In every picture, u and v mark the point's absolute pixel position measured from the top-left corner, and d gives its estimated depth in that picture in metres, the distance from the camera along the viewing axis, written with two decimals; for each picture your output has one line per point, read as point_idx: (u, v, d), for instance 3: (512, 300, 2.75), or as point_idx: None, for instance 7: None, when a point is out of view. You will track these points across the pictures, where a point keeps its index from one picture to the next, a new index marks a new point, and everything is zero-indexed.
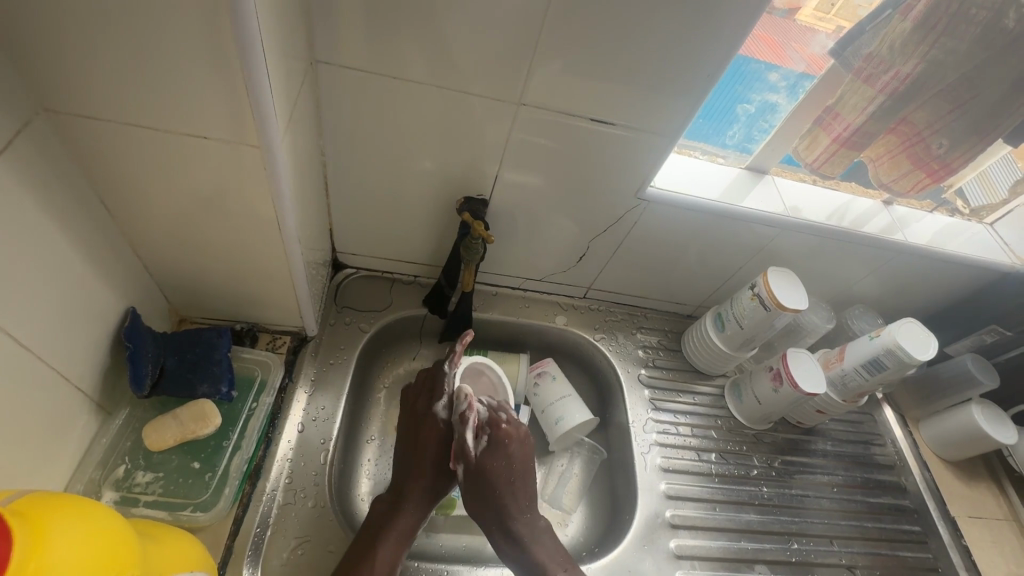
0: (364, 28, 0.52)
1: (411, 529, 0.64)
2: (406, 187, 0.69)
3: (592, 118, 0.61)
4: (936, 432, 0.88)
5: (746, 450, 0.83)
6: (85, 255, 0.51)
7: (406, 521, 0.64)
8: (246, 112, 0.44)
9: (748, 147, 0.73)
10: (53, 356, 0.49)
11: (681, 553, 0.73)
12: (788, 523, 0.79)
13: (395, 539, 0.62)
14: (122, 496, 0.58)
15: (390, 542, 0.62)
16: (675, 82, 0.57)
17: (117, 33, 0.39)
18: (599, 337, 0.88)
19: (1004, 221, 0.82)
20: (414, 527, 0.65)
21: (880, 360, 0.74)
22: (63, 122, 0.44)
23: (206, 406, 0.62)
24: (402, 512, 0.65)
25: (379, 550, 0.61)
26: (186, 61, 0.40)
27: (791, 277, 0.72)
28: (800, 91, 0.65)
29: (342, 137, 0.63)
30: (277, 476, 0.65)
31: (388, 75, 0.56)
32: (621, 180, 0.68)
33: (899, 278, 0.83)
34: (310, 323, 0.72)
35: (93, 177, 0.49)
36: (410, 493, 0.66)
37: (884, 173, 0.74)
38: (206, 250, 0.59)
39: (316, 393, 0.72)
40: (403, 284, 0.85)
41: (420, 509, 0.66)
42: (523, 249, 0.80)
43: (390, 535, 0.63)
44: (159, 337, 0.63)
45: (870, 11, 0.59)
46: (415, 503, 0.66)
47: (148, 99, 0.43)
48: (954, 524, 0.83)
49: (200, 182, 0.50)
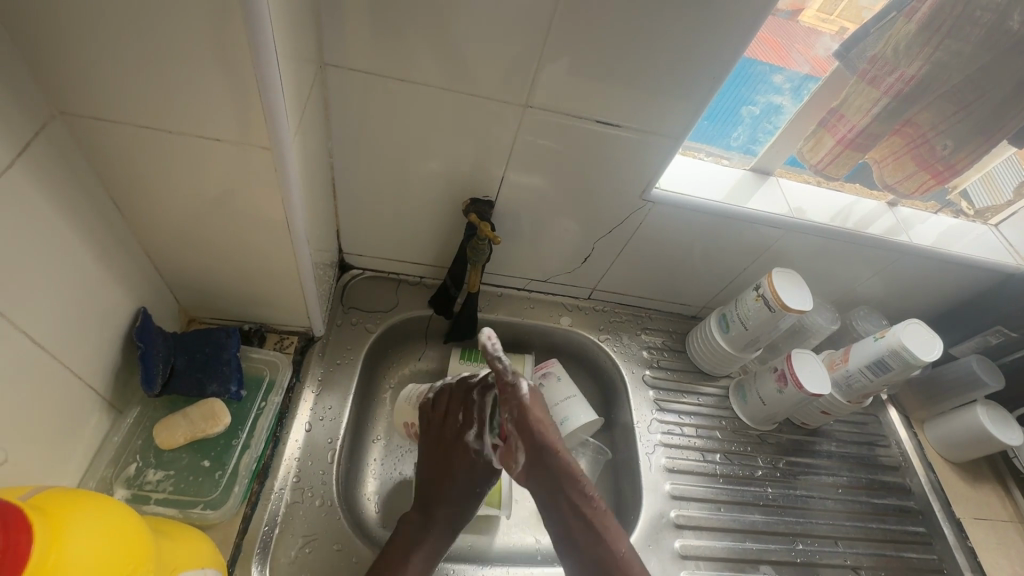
0: (372, 31, 0.53)
1: (440, 542, 0.65)
2: (412, 189, 0.70)
3: (597, 119, 0.61)
4: (941, 433, 0.87)
5: (750, 450, 0.83)
6: (98, 256, 0.52)
7: (439, 532, 0.66)
8: (257, 114, 0.44)
9: (753, 148, 0.74)
10: (66, 355, 0.50)
11: (686, 554, 0.73)
12: (793, 524, 0.79)
13: (423, 553, 0.63)
14: (133, 493, 0.58)
15: (415, 559, 0.62)
16: (679, 84, 0.57)
17: (131, 38, 0.39)
18: (604, 338, 0.89)
19: (1009, 222, 0.82)
20: (446, 538, 0.66)
21: (885, 361, 0.74)
22: (78, 124, 0.45)
23: (216, 404, 0.63)
24: (429, 527, 0.66)
25: (409, 564, 0.61)
26: (200, 65, 0.41)
27: (795, 278, 0.72)
28: (804, 93, 0.66)
29: (349, 139, 0.63)
30: (285, 475, 0.66)
31: (395, 78, 0.57)
32: (626, 181, 0.68)
33: (903, 280, 0.83)
34: (317, 323, 0.73)
35: (105, 178, 0.50)
36: (437, 510, 0.67)
37: (888, 174, 0.73)
38: (215, 251, 0.59)
39: (322, 393, 0.73)
40: (409, 285, 0.85)
41: (454, 518, 0.67)
42: (528, 250, 0.80)
43: (418, 548, 0.63)
44: (169, 337, 0.63)
45: (874, 13, 0.60)
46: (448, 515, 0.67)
47: (162, 102, 0.44)
48: (959, 526, 0.83)
49: (210, 184, 0.51)
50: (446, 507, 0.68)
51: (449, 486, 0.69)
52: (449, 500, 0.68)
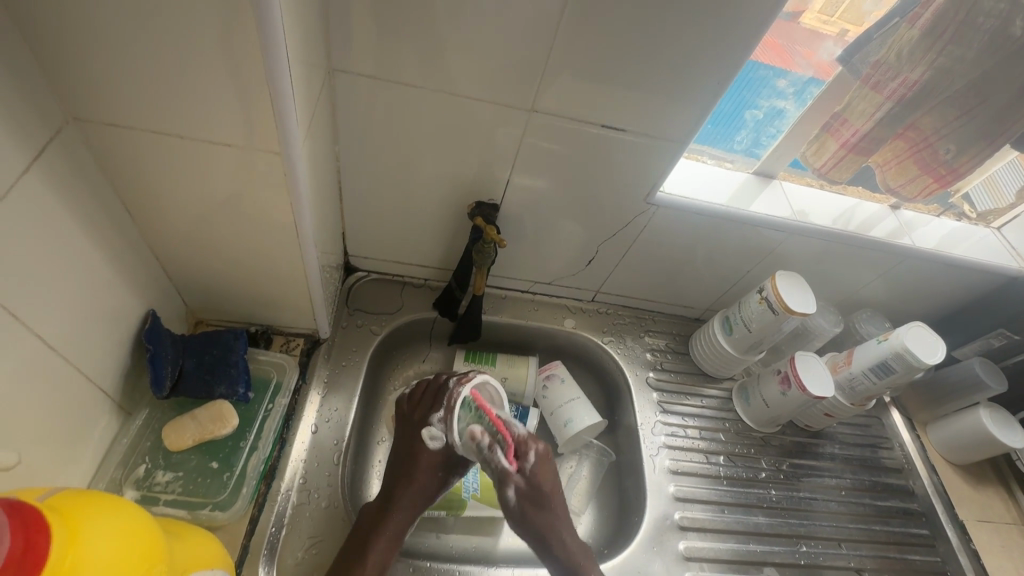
0: (380, 37, 0.53)
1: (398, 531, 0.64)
2: (418, 192, 0.70)
3: (602, 124, 0.61)
4: (944, 435, 0.88)
5: (754, 452, 0.84)
6: (108, 258, 0.52)
7: (396, 527, 0.63)
8: (267, 119, 0.45)
9: (756, 152, 0.74)
10: (77, 357, 0.50)
11: (690, 555, 0.73)
12: (796, 526, 0.79)
13: (383, 543, 0.61)
14: (142, 494, 0.59)
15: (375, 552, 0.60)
16: (684, 89, 0.58)
17: (145, 44, 0.40)
18: (607, 340, 0.89)
19: (1011, 226, 0.82)
20: (403, 531, 0.64)
21: (888, 363, 0.74)
22: (91, 129, 0.46)
23: (225, 407, 0.63)
24: (392, 515, 0.64)
25: (370, 554, 0.60)
26: (212, 71, 0.42)
27: (799, 281, 0.73)
28: (807, 97, 0.66)
29: (356, 143, 0.64)
30: (292, 477, 0.66)
31: (402, 82, 0.58)
32: (631, 185, 0.69)
33: (905, 283, 0.84)
34: (323, 326, 0.73)
35: (117, 182, 0.50)
36: (402, 495, 0.65)
37: (890, 178, 0.74)
38: (223, 254, 0.60)
39: (328, 395, 0.74)
40: (414, 288, 0.85)
41: (415, 510, 0.65)
42: (532, 253, 0.80)
43: (377, 538, 0.61)
44: (178, 339, 0.64)
45: (876, 19, 0.60)
46: (409, 508, 0.65)
47: (173, 107, 0.44)
48: (962, 528, 0.83)
49: (219, 188, 0.51)
50: (411, 494, 0.66)
51: (416, 474, 0.67)
52: (414, 494, 0.66)
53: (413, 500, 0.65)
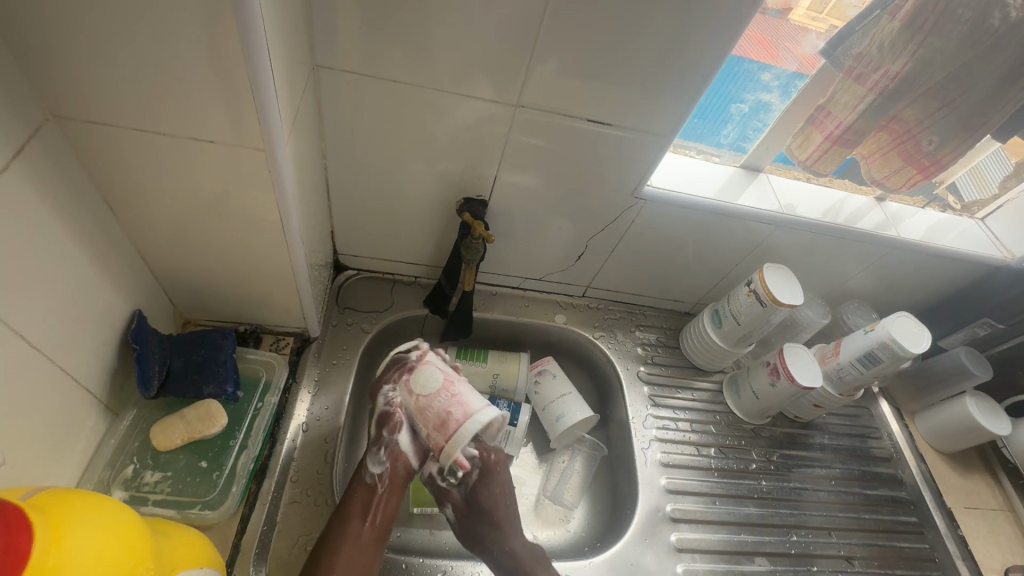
0: (366, 33, 0.53)
1: (367, 494, 0.63)
2: (406, 189, 0.70)
3: (587, 118, 0.62)
4: (932, 424, 0.89)
5: (745, 444, 0.84)
6: (92, 257, 0.52)
7: (395, 477, 0.64)
8: (251, 116, 0.45)
9: (743, 146, 0.75)
10: (62, 358, 0.50)
11: (682, 547, 0.74)
12: (786, 516, 0.80)
13: (360, 511, 0.62)
14: (131, 495, 0.59)
15: (371, 520, 0.62)
16: (668, 84, 0.58)
17: (123, 41, 0.39)
18: (599, 335, 0.89)
19: (996, 216, 0.83)
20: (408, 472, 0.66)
21: (874, 353, 0.75)
22: (71, 127, 0.45)
23: (213, 406, 0.63)
24: (362, 484, 0.64)
25: (349, 527, 0.61)
26: (193, 67, 0.41)
27: (787, 274, 0.73)
28: (791, 90, 0.67)
29: (342, 140, 0.64)
30: (281, 476, 0.66)
31: (385, 79, 0.57)
32: (618, 180, 0.69)
33: (892, 273, 0.84)
34: (313, 324, 0.73)
35: (99, 181, 0.50)
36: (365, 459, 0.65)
37: (875, 169, 0.74)
38: (209, 252, 0.60)
39: (319, 393, 0.73)
40: (405, 285, 0.86)
41: (406, 456, 0.65)
42: (523, 249, 0.81)
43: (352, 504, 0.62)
44: (165, 340, 0.64)
45: (859, 11, 0.61)
46: (397, 457, 0.64)
47: (154, 103, 0.44)
48: (950, 516, 0.84)
49: (204, 186, 0.51)
50: (382, 455, 0.65)
51: (376, 435, 0.65)
52: (395, 439, 0.64)
53: (397, 449, 0.64)
